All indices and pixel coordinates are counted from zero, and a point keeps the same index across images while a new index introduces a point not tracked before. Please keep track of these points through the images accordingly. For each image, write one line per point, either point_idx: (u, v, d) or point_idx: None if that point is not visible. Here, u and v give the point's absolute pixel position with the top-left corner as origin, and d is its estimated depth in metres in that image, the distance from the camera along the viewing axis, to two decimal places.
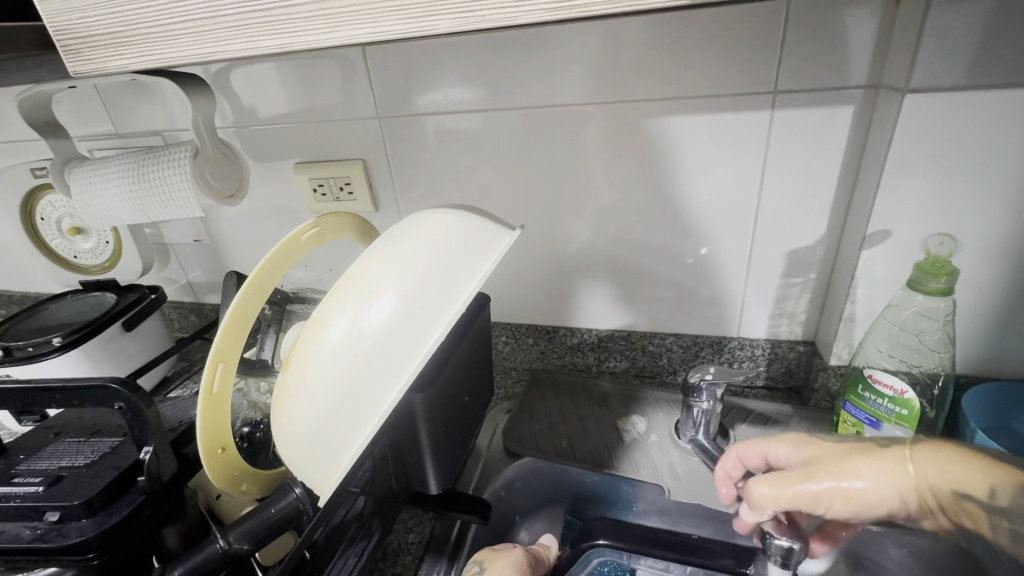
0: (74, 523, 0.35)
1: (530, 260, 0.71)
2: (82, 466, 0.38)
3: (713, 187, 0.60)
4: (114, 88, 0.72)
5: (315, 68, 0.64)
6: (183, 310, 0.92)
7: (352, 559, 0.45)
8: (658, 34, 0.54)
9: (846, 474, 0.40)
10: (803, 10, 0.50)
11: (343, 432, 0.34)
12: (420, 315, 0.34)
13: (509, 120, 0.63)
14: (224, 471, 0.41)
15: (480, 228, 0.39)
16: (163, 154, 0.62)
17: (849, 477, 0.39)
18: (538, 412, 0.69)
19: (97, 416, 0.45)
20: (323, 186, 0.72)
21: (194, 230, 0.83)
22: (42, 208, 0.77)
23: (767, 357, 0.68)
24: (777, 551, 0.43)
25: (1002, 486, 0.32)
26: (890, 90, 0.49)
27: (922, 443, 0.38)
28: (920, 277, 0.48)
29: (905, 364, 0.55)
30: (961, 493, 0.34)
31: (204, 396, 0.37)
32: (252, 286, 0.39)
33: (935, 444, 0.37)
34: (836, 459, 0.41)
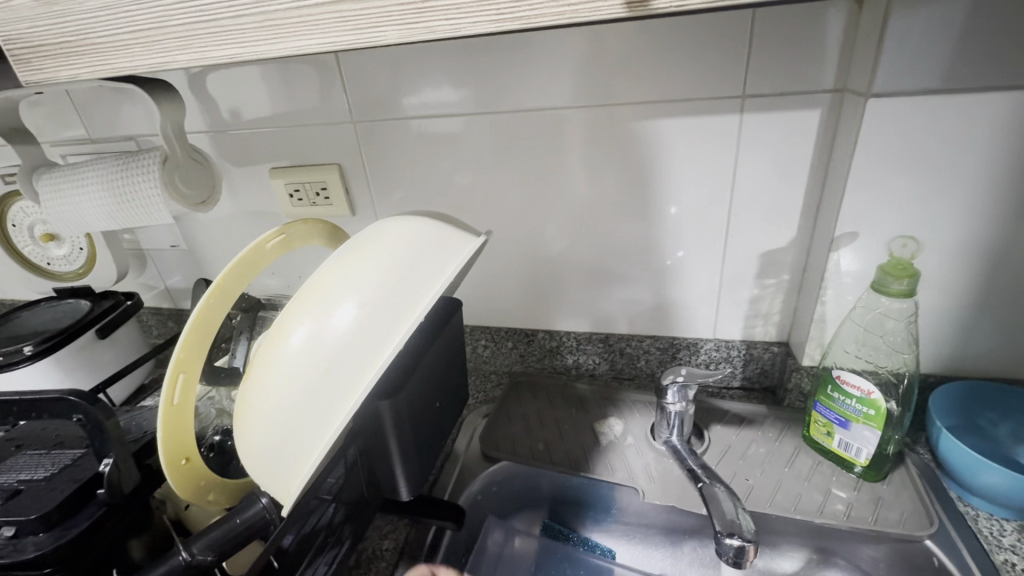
0: (30, 537, 0.35)
1: (508, 263, 0.71)
2: (41, 480, 0.38)
3: (687, 190, 0.60)
4: (85, 93, 0.71)
5: (287, 72, 0.64)
6: (160, 316, 0.91)
7: (322, 567, 0.45)
8: (632, 39, 0.55)
9: None
10: (776, 13, 0.50)
11: (303, 443, 0.34)
12: (378, 324, 0.34)
13: (484, 124, 0.63)
14: (189, 482, 0.40)
15: (442, 236, 0.39)
16: (132, 160, 0.61)
17: None
18: (516, 416, 0.70)
19: (61, 428, 0.45)
20: (299, 191, 0.71)
21: (171, 236, 0.82)
22: (13, 215, 0.76)
23: (743, 358, 0.68)
24: (728, 549, 0.46)
25: None
26: (854, 94, 0.50)
27: None
28: (883, 279, 0.48)
29: (872, 365, 0.55)
30: None
31: (165, 407, 0.37)
32: (213, 294, 0.38)
33: None
34: None
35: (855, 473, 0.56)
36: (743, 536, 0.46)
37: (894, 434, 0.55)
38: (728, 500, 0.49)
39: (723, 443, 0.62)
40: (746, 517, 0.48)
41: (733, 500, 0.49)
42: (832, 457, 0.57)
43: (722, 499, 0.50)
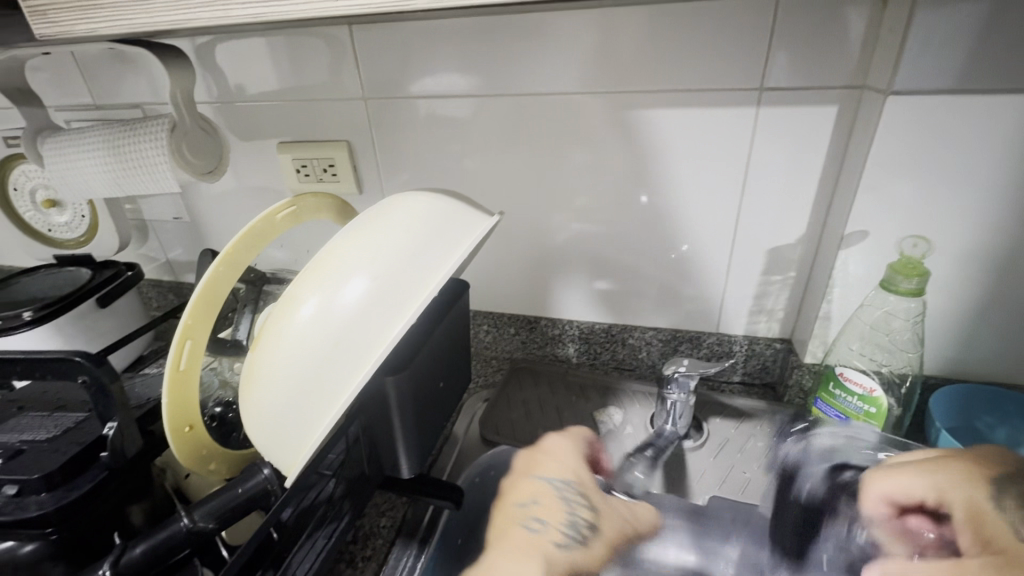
0: (33, 496, 0.34)
1: (514, 250, 0.71)
2: (44, 441, 0.37)
3: (698, 182, 0.60)
4: (91, 57, 0.70)
5: (299, 45, 0.63)
6: (160, 289, 0.90)
7: (321, 540, 0.46)
8: (651, 27, 0.54)
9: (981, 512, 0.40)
10: (797, 6, 0.50)
11: (310, 414, 0.34)
12: (391, 298, 0.34)
13: (496, 108, 0.62)
14: (191, 451, 0.40)
15: (456, 214, 0.39)
16: (139, 126, 0.60)
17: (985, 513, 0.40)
18: (516, 401, 0.70)
19: (63, 390, 0.44)
20: (306, 167, 0.71)
21: (174, 207, 0.81)
22: (15, 178, 0.75)
23: (744, 352, 0.68)
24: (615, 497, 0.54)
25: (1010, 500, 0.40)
26: (873, 92, 0.50)
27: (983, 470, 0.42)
28: (892, 277, 0.49)
29: (874, 364, 0.56)
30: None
31: (171, 372, 0.37)
32: (223, 263, 0.38)
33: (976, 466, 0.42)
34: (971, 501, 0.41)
35: None
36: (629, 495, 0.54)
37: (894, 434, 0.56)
38: (643, 467, 0.57)
39: (722, 436, 0.63)
40: (640, 483, 0.56)
41: (644, 471, 0.57)
42: None
43: (637, 471, 0.57)
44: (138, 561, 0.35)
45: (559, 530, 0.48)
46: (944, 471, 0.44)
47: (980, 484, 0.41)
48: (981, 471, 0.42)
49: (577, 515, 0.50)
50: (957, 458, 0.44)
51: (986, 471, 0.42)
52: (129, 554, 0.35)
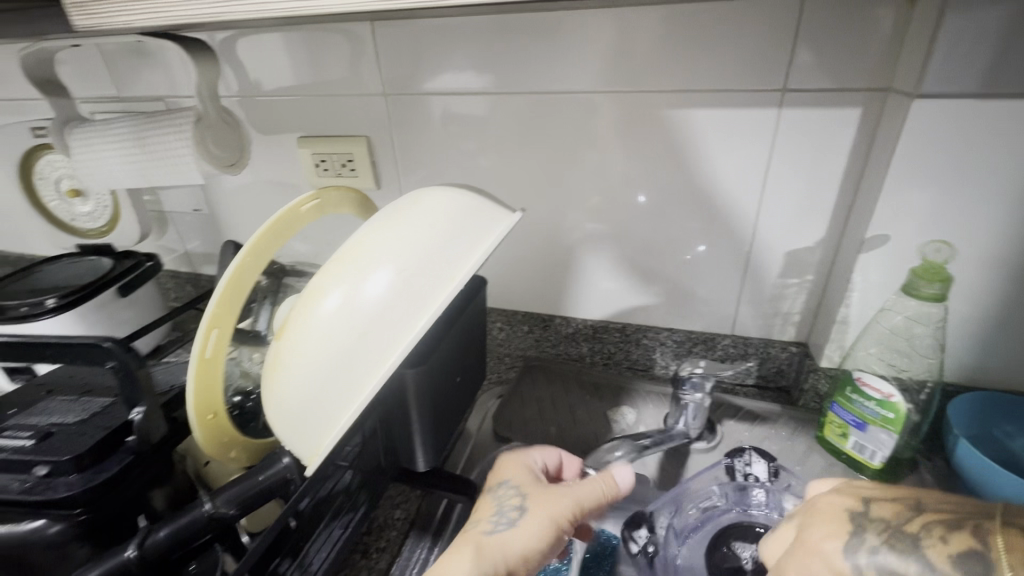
0: (62, 478, 0.35)
1: (530, 247, 0.71)
2: (72, 424, 0.38)
3: (717, 183, 0.60)
4: (117, 50, 0.71)
5: (321, 40, 0.64)
6: (179, 280, 0.91)
7: (336, 530, 0.46)
8: (673, 27, 0.54)
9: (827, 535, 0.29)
10: (817, 7, 0.50)
11: (335, 403, 0.34)
12: (417, 291, 0.34)
13: (514, 105, 0.62)
14: (214, 438, 0.41)
15: (480, 209, 0.39)
16: (164, 118, 0.61)
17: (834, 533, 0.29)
18: (530, 399, 0.71)
19: (89, 376, 0.45)
20: (325, 161, 0.72)
21: (194, 199, 0.83)
22: (41, 168, 0.77)
23: (759, 355, 0.68)
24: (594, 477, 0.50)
25: (888, 505, 0.29)
26: (899, 95, 0.49)
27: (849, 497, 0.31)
28: (914, 282, 0.49)
29: (893, 369, 0.56)
30: (910, 506, 0.29)
31: (197, 359, 0.37)
32: (250, 253, 0.39)
33: (832, 496, 0.32)
34: (816, 519, 0.31)
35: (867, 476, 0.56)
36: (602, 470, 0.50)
37: (912, 440, 0.56)
38: (627, 448, 0.52)
39: (736, 438, 0.64)
40: (620, 458, 0.51)
41: (628, 452, 0.52)
42: (845, 459, 0.58)
43: (620, 447, 0.52)
44: (162, 543, 0.36)
45: (487, 527, 0.41)
46: (810, 513, 0.32)
47: (852, 506, 0.30)
48: (842, 496, 0.31)
49: (504, 514, 0.42)
50: (819, 496, 0.33)
51: (847, 498, 0.31)
52: (154, 536, 0.36)
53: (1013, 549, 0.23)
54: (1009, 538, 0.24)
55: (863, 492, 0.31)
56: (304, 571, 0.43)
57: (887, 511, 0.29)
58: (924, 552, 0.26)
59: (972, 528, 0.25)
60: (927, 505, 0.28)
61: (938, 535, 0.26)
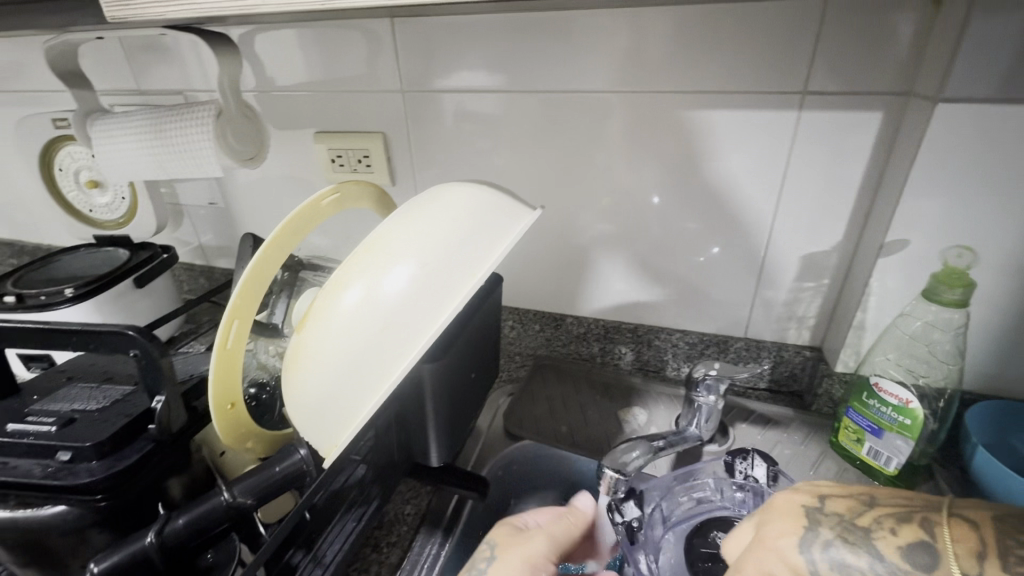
0: (84, 464, 0.36)
1: (542, 247, 0.71)
2: (94, 411, 0.39)
3: (733, 184, 0.60)
4: (137, 43, 0.71)
5: (338, 37, 0.64)
6: (192, 272, 0.92)
7: (350, 523, 0.47)
8: (690, 27, 0.54)
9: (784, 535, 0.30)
10: (835, 10, 0.49)
11: (354, 396, 0.34)
12: (438, 285, 0.34)
13: (529, 104, 0.62)
14: (231, 429, 0.41)
15: (501, 204, 0.39)
16: (184, 111, 0.61)
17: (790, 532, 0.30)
18: (541, 397, 0.71)
19: (109, 364, 0.46)
20: (341, 157, 0.72)
21: (209, 193, 0.83)
22: (60, 159, 0.77)
23: (773, 359, 0.68)
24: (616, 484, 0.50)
25: (842, 501, 0.30)
26: (921, 99, 0.49)
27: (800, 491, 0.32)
28: (935, 287, 0.49)
29: (912, 375, 0.55)
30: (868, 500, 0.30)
31: (218, 350, 0.38)
32: (271, 245, 0.39)
33: (787, 490, 0.33)
34: (772, 518, 0.32)
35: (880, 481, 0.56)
36: (622, 472, 0.50)
37: (928, 448, 0.55)
38: (643, 449, 0.52)
39: (747, 441, 0.63)
40: (637, 458, 0.51)
41: (644, 453, 0.52)
42: (859, 464, 0.57)
43: (637, 447, 0.52)
44: (181, 531, 0.36)
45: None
46: (769, 509, 0.33)
47: (809, 503, 0.31)
48: (799, 493, 0.32)
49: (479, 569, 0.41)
50: (779, 494, 0.33)
51: (804, 495, 0.31)
52: (173, 524, 0.36)
53: (958, 540, 0.25)
54: (952, 528, 0.26)
55: (819, 488, 0.32)
56: (318, 563, 0.43)
57: (841, 505, 0.30)
58: (874, 543, 0.27)
59: (919, 521, 0.27)
60: (879, 499, 0.29)
61: (888, 526, 0.27)
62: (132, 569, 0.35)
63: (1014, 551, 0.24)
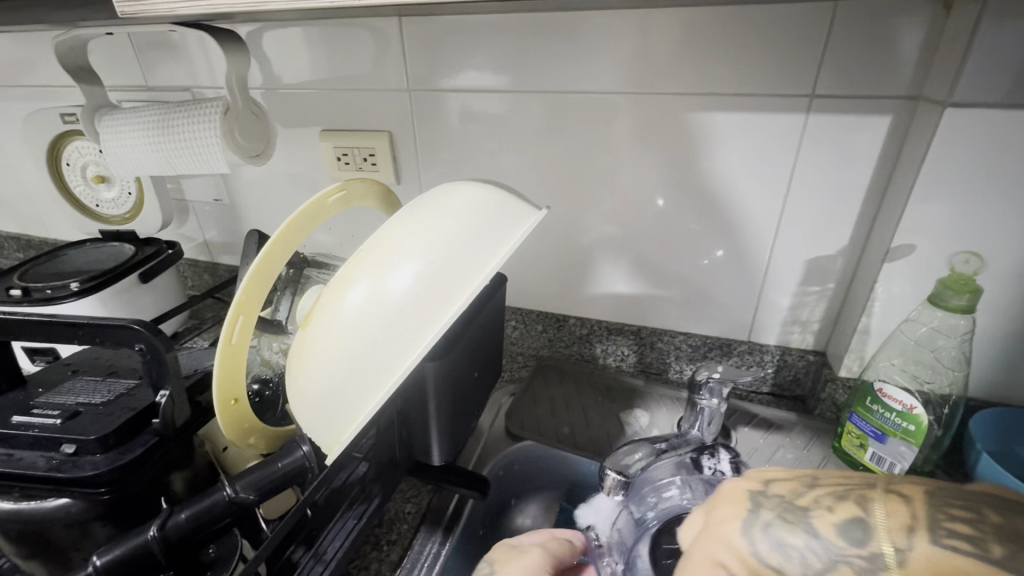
0: (88, 457, 0.36)
1: (547, 247, 0.71)
2: (99, 404, 0.39)
3: (738, 187, 0.60)
4: (146, 39, 0.72)
5: (346, 35, 0.64)
6: (197, 268, 0.93)
7: (351, 520, 0.47)
8: (697, 29, 0.54)
9: (724, 520, 0.27)
10: (842, 13, 0.49)
11: (358, 392, 0.34)
12: (444, 283, 0.34)
13: (535, 104, 0.62)
14: (234, 424, 0.41)
15: (507, 204, 0.39)
16: (192, 107, 0.61)
17: (729, 519, 0.27)
18: (543, 397, 0.71)
19: (114, 358, 0.46)
20: (346, 155, 0.72)
21: (214, 189, 0.83)
22: (68, 153, 0.78)
23: (776, 363, 0.67)
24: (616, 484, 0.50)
25: (781, 485, 0.28)
26: (930, 103, 0.48)
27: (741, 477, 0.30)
28: (942, 292, 0.48)
29: (917, 381, 0.55)
30: (810, 480, 0.27)
31: (223, 345, 0.38)
32: (277, 242, 0.39)
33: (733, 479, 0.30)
34: (716, 504, 0.29)
35: None
36: (625, 475, 0.50)
37: (932, 454, 0.55)
38: (645, 451, 0.52)
39: (749, 445, 0.63)
40: (640, 461, 0.51)
41: (648, 455, 0.52)
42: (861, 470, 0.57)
43: (640, 451, 0.52)
44: (183, 525, 0.36)
45: None
46: (715, 496, 0.30)
47: (754, 488, 0.28)
48: (744, 479, 0.30)
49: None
50: (727, 483, 0.31)
51: (749, 481, 0.29)
52: (175, 518, 0.36)
53: (892, 513, 0.22)
54: (886, 502, 0.23)
55: (765, 474, 0.30)
56: (318, 560, 0.43)
57: (785, 488, 0.27)
58: (811, 521, 0.24)
59: (856, 496, 0.24)
60: (822, 480, 0.27)
61: (826, 504, 0.25)
62: (134, 562, 0.35)
63: (946, 523, 0.21)
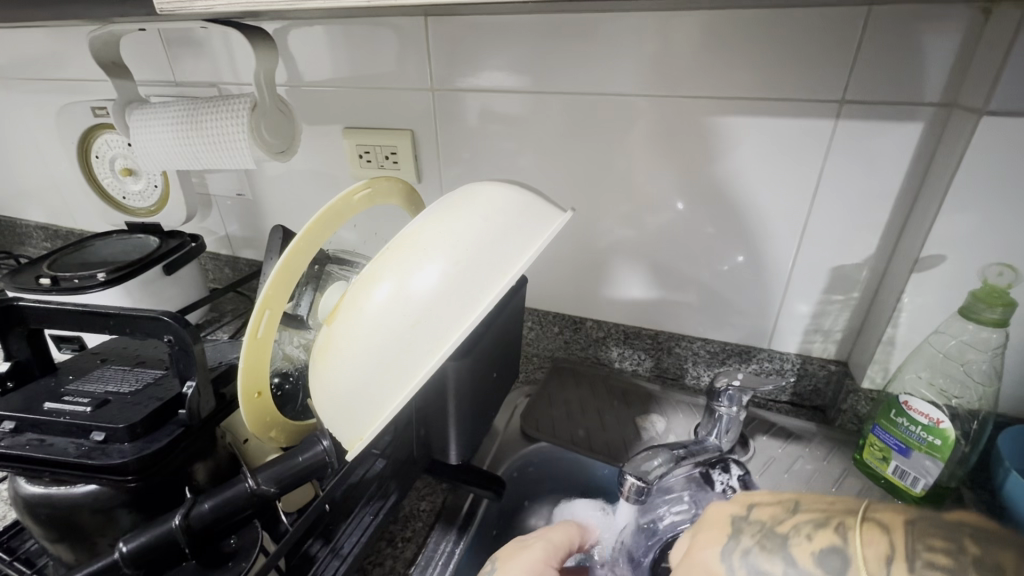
0: (117, 445, 0.36)
1: (565, 249, 0.71)
2: (127, 393, 0.40)
3: (762, 193, 0.59)
4: (175, 35, 0.73)
5: (370, 34, 0.65)
6: (219, 261, 0.94)
7: (368, 517, 0.47)
8: (723, 32, 0.53)
9: (705, 548, 0.29)
10: (872, 19, 0.48)
11: (383, 390, 0.35)
12: (469, 283, 0.35)
13: (557, 105, 0.62)
14: (258, 417, 0.42)
15: (533, 205, 0.39)
16: (220, 103, 0.62)
17: (711, 547, 0.29)
18: (559, 400, 0.71)
19: (141, 348, 0.47)
20: (368, 153, 0.72)
21: (237, 184, 0.84)
22: (97, 146, 0.79)
23: (796, 371, 0.66)
24: (631, 487, 0.49)
25: (767, 510, 0.29)
26: (965, 111, 0.47)
27: (730, 501, 0.32)
28: (974, 305, 0.48)
29: (944, 396, 0.54)
30: (796, 505, 0.28)
31: (249, 338, 0.38)
32: (304, 238, 0.39)
33: (721, 503, 0.32)
34: (703, 529, 0.30)
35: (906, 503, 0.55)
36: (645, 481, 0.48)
37: (958, 470, 0.53)
38: (665, 457, 0.50)
39: (768, 454, 0.62)
40: (660, 464, 0.50)
41: (669, 461, 0.51)
42: (884, 483, 0.56)
43: (660, 456, 0.50)
44: (206, 515, 0.37)
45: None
46: (702, 520, 0.31)
47: (737, 513, 0.30)
48: (731, 504, 0.31)
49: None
50: (714, 507, 0.32)
51: (734, 505, 0.31)
52: (199, 508, 0.37)
53: (868, 543, 0.23)
54: (864, 531, 0.23)
55: (752, 498, 0.31)
56: (335, 555, 0.44)
57: (765, 514, 0.28)
58: (790, 549, 0.25)
59: (835, 525, 0.24)
60: (806, 505, 0.28)
61: (805, 532, 0.25)
62: (159, 550, 0.35)
63: (925, 554, 0.21)
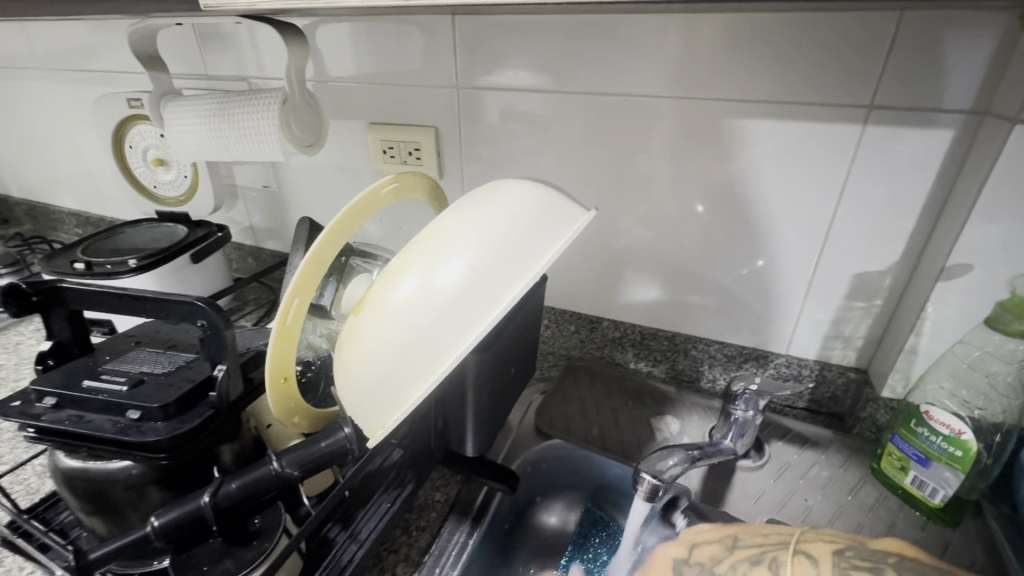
0: (151, 423, 0.38)
1: (583, 249, 0.71)
2: (161, 374, 0.41)
3: (785, 197, 0.58)
4: (209, 30, 0.75)
5: (398, 31, 0.66)
6: (242, 251, 0.97)
7: (385, 504, 0.48)
8: (749, 34, 0.53)
9: None
10: (901, 24, 0.48)
11: (406, 380, 0.35)
12: (494, 278, 0.35)
13: (579, 105, 0.62)
14: (283, 402, 0.43)
15: (557, 203, 0.40)
16: (252, 97, 0.64)
17: None
18: (573, 398, 0.71)
19: (172, 332, 0.49)
20: (392, 148, 0.74)
21: (263, 176, 0.86)
22: (131, 136, 0.82)
23: (814, 377, 0.66)
24: (646, 485, 0.48)
25: (705, 552, 0.38)
26: (997, 119, 0.47)
27: (666, 545, 0.41)
28: (1001, 316, 0.47)
29: (966, 407, 0.53)
30: (733, 542, 0.37)
31: (278, 326, 0.39)
32: (334, 229, 0.40)
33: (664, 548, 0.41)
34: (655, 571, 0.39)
35: (924, 513, 0.54)
36: (659, 480, 0.48)
37: (978, 483, 0.53)
38: (680, 457, 0.51)
39: (783, 460, 0.62)
40: (674, 467, 0.49)
41: (682, 461, 0.51)
42: (901, 493, 0.56)
43: (676, 455, 0.51)
44: (233, 495, 0.38)
45: None
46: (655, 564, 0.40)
47: (681, 557, 0.39)
48: (676, 547, 0.40)
49: None
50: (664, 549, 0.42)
51: (679, 549, 0.40)
52: (226, 488, 0.38)
53: None
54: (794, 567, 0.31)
55: (694, 540, 0.40)
56: (353, 539, 0.45)
57: (704, 556, 0.37)
58: None
59: (768, 562, 0.33)
60: (740, 541, 0.36)
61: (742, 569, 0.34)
62: (187, 525, 0.37)
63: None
